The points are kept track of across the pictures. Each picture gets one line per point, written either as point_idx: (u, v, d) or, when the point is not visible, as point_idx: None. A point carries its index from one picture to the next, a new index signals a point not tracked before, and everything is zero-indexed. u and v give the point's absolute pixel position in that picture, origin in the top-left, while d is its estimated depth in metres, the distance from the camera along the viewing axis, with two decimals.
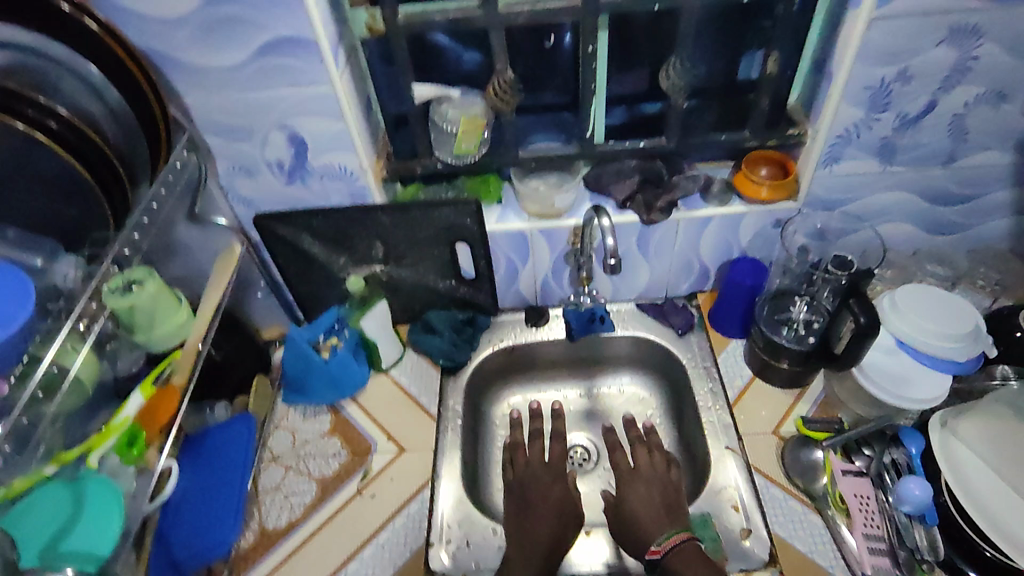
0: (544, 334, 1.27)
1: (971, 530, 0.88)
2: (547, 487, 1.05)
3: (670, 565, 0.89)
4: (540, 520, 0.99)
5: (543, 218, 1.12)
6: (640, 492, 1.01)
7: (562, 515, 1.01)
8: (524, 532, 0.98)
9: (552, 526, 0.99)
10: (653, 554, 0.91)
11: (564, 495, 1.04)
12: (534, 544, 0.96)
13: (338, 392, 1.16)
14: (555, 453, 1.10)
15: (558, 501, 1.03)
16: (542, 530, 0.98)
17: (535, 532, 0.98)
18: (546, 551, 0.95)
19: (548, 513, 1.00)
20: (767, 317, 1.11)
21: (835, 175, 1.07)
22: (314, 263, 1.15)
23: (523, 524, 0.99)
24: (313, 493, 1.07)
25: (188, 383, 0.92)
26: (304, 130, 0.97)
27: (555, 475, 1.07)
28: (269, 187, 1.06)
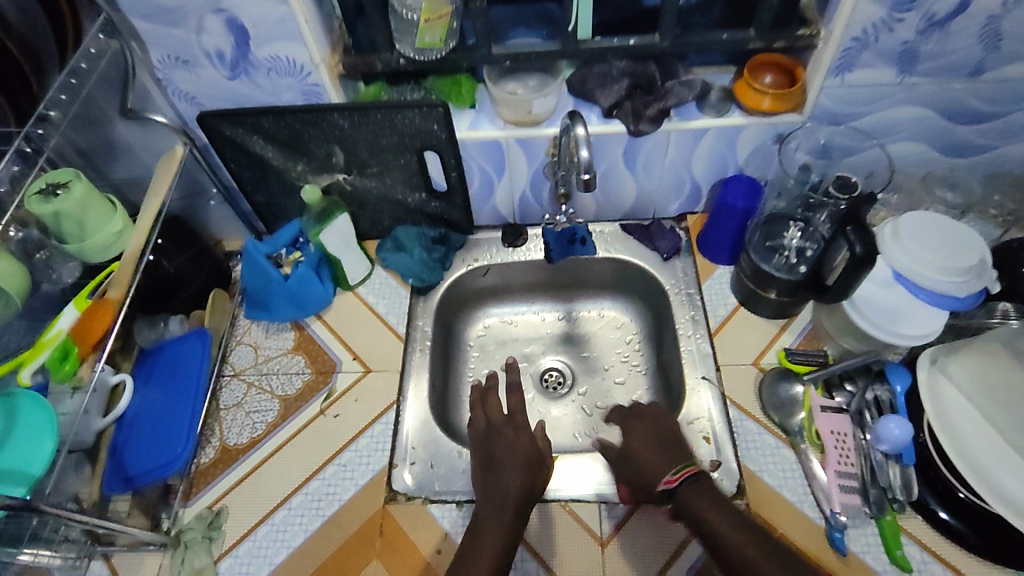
0: (521, 254, 1.20)
1: (947, 470, 0.86)
2: (513, 441, 0.93)
3: (686, 497, 0.80)
4: (511, 477, 0.88)
5: (519, 126, 1.02)
6: (637, 440, 0.91)
7: (530, 470, 0.90)
8: (491, 486, 0.88)
9: (521, 481, 0.87)
10: (667, 484, 0.82)
11: (531, 449, 0.92)
12: (504, 502, 0.85)
13: (302, 309, 1.11)
14: (514, 406, 0.98)
15: (526, 460, 0.91)
16: (514, 485, 0.87)
17: (506, 488, 0.87)
18: (517, 507, 0.85)
19: (515, 472, 0.88)
20: (759, 245, 1.02)
21: (846, 85, 0.95)
22: (270, 170, 1.06)
23: (491, 484, 0.88)
24: (275, 412, 1.03)
25: (126, 297, 0.83)
26: (243, 14, 0.84)
27: (517, 426, 0.95)
28: (211, 82, 0.94)
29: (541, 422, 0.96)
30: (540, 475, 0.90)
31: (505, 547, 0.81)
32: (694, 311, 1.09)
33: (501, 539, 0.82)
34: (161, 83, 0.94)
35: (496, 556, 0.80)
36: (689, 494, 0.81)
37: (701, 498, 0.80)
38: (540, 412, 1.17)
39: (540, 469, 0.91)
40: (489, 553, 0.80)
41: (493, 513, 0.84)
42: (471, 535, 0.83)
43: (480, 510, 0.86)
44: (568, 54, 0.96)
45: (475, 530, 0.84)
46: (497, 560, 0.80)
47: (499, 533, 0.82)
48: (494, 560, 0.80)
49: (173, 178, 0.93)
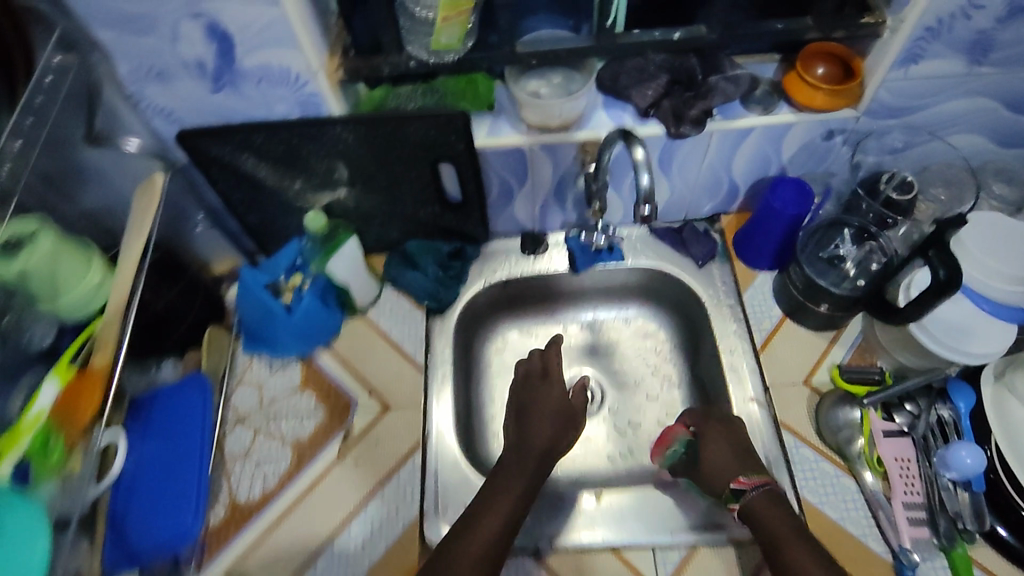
0: (543, 265, 1.10)
1: (1009, 484, 0.81)
2: (552, 392, 0.92)
3: (755, 504, 0.80)
4: (547, 424, 0.89)
5: (545, 131, 0.91)
6: (712, 448, 0.87)
7: (562, 422, 0.90)
8: (521, 436, 0.88)
9: (549, 430, 0.88)
10: (738, 484, 0.82)
11: (566, 402, 0.92)
12: (529, 450, 0.86)
13: (308, 342, 1.01)
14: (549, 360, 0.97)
15: (559, 410, 0.91)
16: (546, 433, 0.88)
17: (539, 437, 0.87)
18: (540, 453, 0.86)
19: (547, 418, 0.89)
20: (812, 259, 0.95)
21: (909, 78, 0.85)
22: (264, 190, 0.93)
23: (521, 430, 0.89)
24: (288, 461, 0.94)
25: (114, 363, 0.72)
26: (227, 19, 0.71)
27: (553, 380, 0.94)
28: (191, 96, 0.80)
29: (581, 386, 0.97)
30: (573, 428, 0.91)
31: (526, 492, 0.82)
32: (735, 324, 1.01)
33: (524, 482, 0.82)
34: (132, 100, 0.80)
35: (516, 501, 0.80)
36: (758, 506, 0.79)
37: (770, 506, 0.79)
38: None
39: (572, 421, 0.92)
40: (508, 496, 0.80)
41: (524, 459, 0.84)
42: (494, 476, 0.83)
43: (505, 459, 0.86)
44: (604, 51, 0.83)
45: (499, 472, 0.84)
46: (518, 503, 0.80)
47: (524, 478, 0.83)
48: (515, 504, 0.80)
49: (153, 216, 0.81)
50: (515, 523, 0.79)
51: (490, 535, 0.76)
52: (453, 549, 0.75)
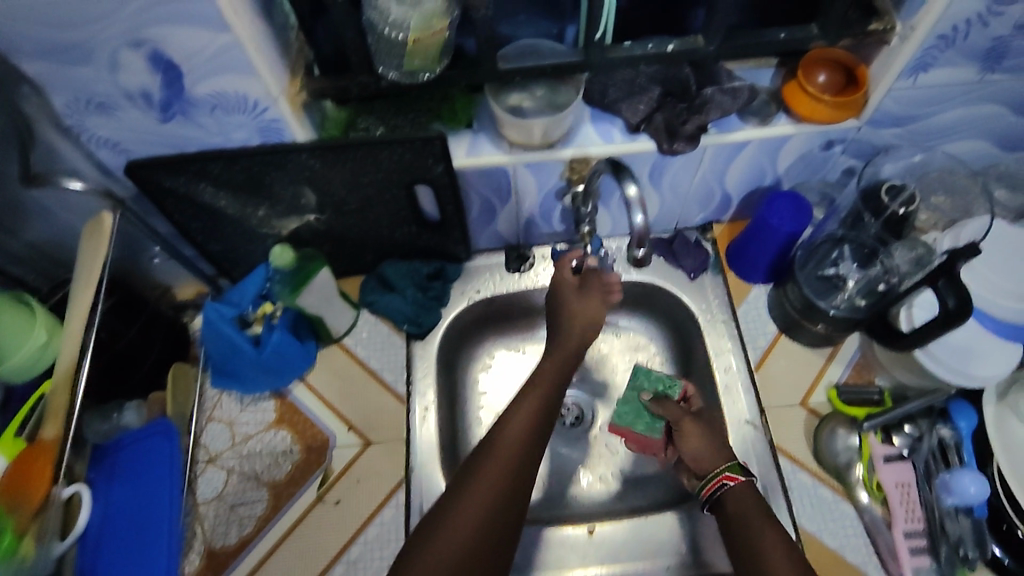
0: (527, 281, 1.05)
1: (1010, 506, 0.80)
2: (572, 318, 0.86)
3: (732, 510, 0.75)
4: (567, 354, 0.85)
5: (527, 149, 0.85)
6: (691, 436, 0.82)
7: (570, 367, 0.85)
8: (527, 395, 0.82)
9: (556, 369, 0.84)
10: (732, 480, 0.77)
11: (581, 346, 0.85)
12: (534, 411, 0.80)
13: (280, 378, 0.95)
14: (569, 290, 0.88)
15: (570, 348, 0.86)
16: (553, 379, 0.84)
17: (547, 376, 0.83)
18: (542, 397, 0.82)
19: (554, 361, 0.85)
20: (812, 278, 0.91)
21: (917, 87, 0.79)
22: (226, 219, 0.86)
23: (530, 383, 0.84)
24: (264, 504, 0.90)
25: (66, 433, 0.66)
26: (172, 45, 0.63)
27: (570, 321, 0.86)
28: (138, 127, 0.73)
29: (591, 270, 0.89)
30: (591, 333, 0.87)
31: (528, 441, 0.77)
32: (729, 341, 0.97)
33: (522, 430, 0.78)
34: (71, 133, 0.72)
35: (515, 452, 0.76)
36: (737, 495, 0.76)
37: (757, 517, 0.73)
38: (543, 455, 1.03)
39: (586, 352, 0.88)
40: (508, 448, 0.76)
41: (526, 405, 0.80)
42: (499, 421, 0.80)
43: (506, 422, 0.79)
44: (593, 66, 0.76)
45: (504, 416, 0.80)
46: (516, 455, 0.76)
47: (525, 430, 0.78)
48: (515, 457, 0.76)
49: (101, 266, 0.72)
50: (517, 476, 0.74)
51: (490, 490, 0.72)
52: (451, 506, 0.71)
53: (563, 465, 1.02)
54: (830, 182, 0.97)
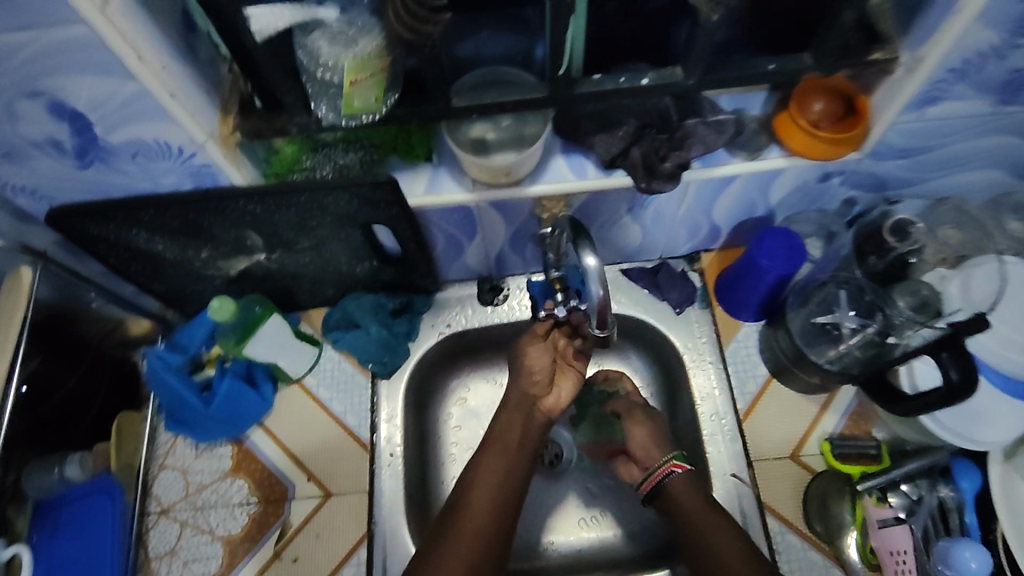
0: (502, 314, 0.98)
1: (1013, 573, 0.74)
2: (518, 374, 0.82)
3: (676, 494, 0.81)
4: (524, 400, 0.82)
5: (491, 185, 0.77)
6: (639, 426, 0.88)
7: (529, 418, 0.81)
8: (487, 456, 0.80)
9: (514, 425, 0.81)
10: (676, 467, 0.82)
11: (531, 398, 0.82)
12: (492, 477, 0.78)
13: (235, 426, 0.90)
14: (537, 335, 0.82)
15: (517, 408, 0.82)
16: (515, 434, 0.81)
17: (507, 431, 0.81)
18: (501, 455, 0.79)
19: (513, 420, 0.81)
20: (804, 325, 0.84)
21: (923, 121, 0.71)
22: (167, 261, 0.80)
23: (488, 440, 0.81)
24: (219, 560, 0.85)
25: None
26: (74, 95, 0.56)
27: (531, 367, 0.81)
28: (56, 174, 0.66)
29: (551, 320, 0.81)
30: (535, 385, 0.82)
31: (489, 513, 0.76)
32: (716, 385, 0.90)
33: (487, 495, 0.77)
34: None
35: (487, 521, 0.76)
36: (677, 484, 0.81)
37: (707, 513, 0.78)
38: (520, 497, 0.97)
39: (535, 415, 0.82)
40: (476, 520, 0.76)
41: (485, 472, 0.78)
42: (460, 488, 0.78)
43: (468, 491, 0.78)
44: (558, 102, 0.68)
45: (464, 483, 0.79)
46: (485, 526, 0.76)
47: (488, 497, 0.77)
48: (478, 535, 0.75)
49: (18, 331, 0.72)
50: (488, 542, 0.75)
51: None
52: None
53: (538, 511, 0.95)
54: (828, 212, 0.88)
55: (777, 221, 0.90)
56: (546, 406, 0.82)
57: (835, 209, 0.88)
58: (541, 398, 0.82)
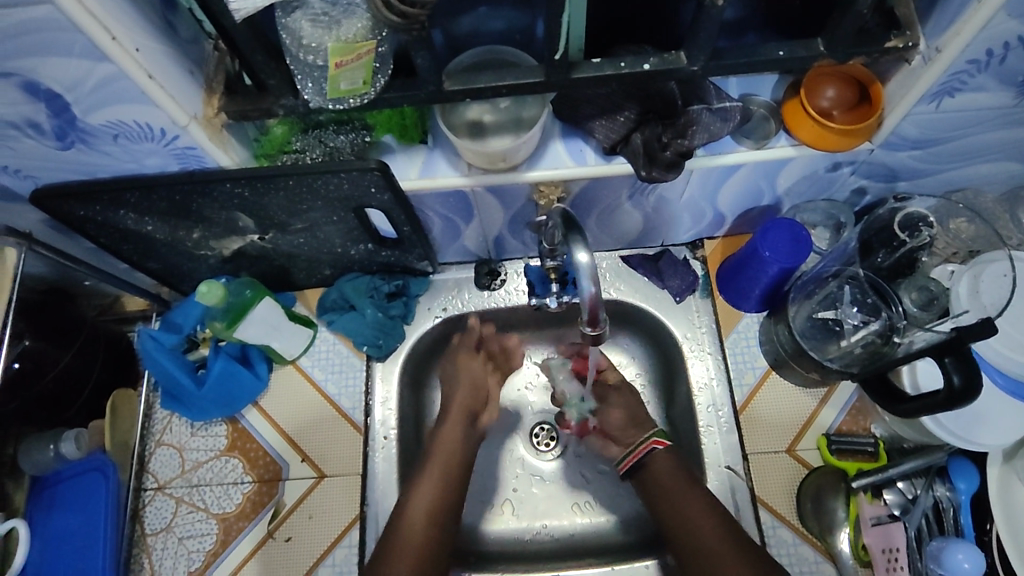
0: (499, 299, 0.97)
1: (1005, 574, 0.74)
2: (456, 386, 0.88)
3: (655, 470, 0.81)
4: (462, 406, 0.86)
5: (487, 171, 0.75)
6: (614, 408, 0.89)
7: (469, 422, 0.86)
8: (431, 453, 0.83)
9: (456, 442, 0.83)
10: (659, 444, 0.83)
11: (471, 404, 0.87)
12: (435, 474, 0.80)
13: (230, 407, 0.90)
14: (467, 350, 0.90)
15: (459, 415, 0.86)
16: (455, 446, 0.83)
17: (448, 448, 0.83)
18: (442, 474, 0.81)
19: (453, 427, 0.85)
20: (808, 320, 0.83)
21: (939, 112, 0.68)
22: (157, 241, 0.79)
23: (431, 441, 0.84)
24: (213, 538, 0.86)
25: None
26: (44, 77, 0.54)
27: (466, 377, 0.88)
28: (38, 155, 0.65)
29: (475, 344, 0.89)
30: (475, 401, 0.87)
31: (436, 512, 0.78)
32: (714, 375, 0.89)
33: (429, 511, 0.77)
34: None
35: (429, 530, 0.77)
36: (661, 462, 0.82)
37: (681, 485, 0.79)
38: (514, 478, 0.96)
39: (473, 425, 0.86)
40: (422, 517, 0.77)
41: (429, 473, 0.80)
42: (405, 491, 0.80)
43: (412, 490, 0.79)
44: (555, 87, 0.65)
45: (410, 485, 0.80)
46: (431, 524, 0.77)
47: (433, 496, 0.79)
48: (424, 533, 0.76)
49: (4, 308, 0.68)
50: (435, 541, 0.76)
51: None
52: None
53: (530, 495, 0.95)
54: (837, 202, 0.85)
55: (783, 209, 0.87)
56: (484, 422, 0.88)
57: (845, 198, 0.85)
58: (479, 413, 0.88)
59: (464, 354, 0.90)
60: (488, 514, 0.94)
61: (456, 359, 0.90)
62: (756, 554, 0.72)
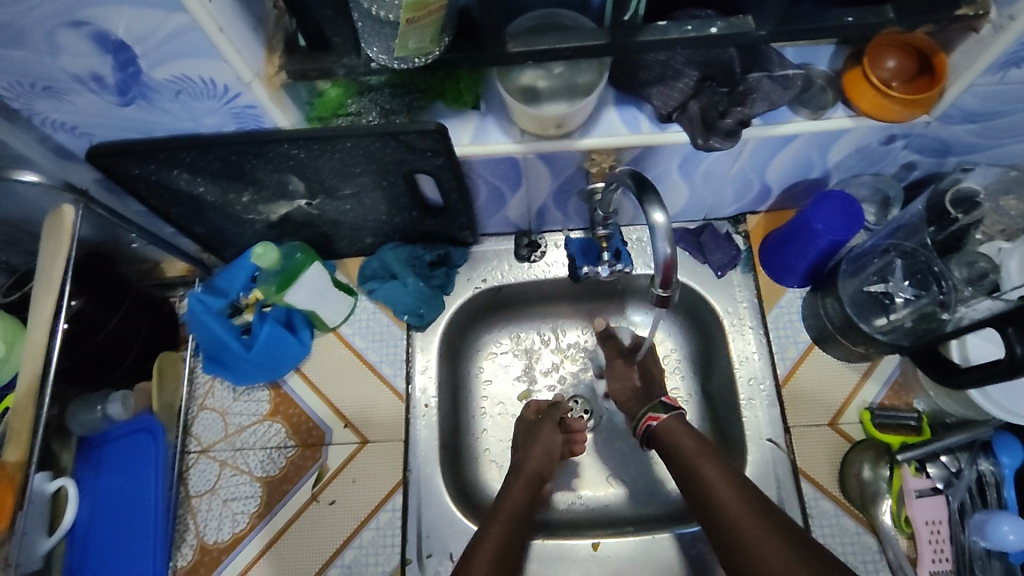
0: (539, 271, 0.97)
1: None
2: (529, 451, 0.87)
3: (665, 443, 0.83)
4: (530, 468, 0.85)
5: (541, 138, 0.74)
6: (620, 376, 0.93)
7: (533, 488, 0.84)
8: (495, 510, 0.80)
9: (522, 500, 0.81)
10: (653, 420, 0.85)
11: (539, 471, 0.85)
12: (497, 528, 0.77)
13: (273, 371, 0.90)
14: (545, 419, 0.90)
15: (527, 481, 0.84)
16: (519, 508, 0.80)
17: (512, 508, 0.80)
18: (507, 526, 0.78)
19: (518, 486, 0.83)
20: (857, 294, 0.85)
21: (1003, 84, 0.67)
22: (206, 203, 0.79)
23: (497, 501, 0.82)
24: (258, 500, 0.87)
25: (27, 459, 0.65)
26: (116, 28, 0.54)
27: (538, 443, 0.87)
28: (96, 111, 0.65)
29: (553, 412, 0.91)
30: (545, 469, 0.86)
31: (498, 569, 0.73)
32: (755, 349, 0.89)
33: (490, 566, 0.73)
34: (21, 116, 0.65)
35: None
36: (669, 431, 0.83)
37: (700, 453, 0.78)
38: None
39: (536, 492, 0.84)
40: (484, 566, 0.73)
41: (495, 529, 0.77)
42: (467, 549, 0.76)
43: (473, 546, 0.75)
44: (619, 52, 0.65)
45: (472, 543, 0.76)
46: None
47: (495, 552, 0.74)
48: None
49: (63, 268, 0.69)
50: None
51: None
52: None
53: (568, 467, 0.96)
54: (885, 176, 0.85)
55: (831, 183, 0.87)
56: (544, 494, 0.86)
57: (893, 173, 0.84)
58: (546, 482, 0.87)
59: (546, 426, 0.89)
60: None
61: (537, 428, 0.89)
62: (772, 511, 0.71)
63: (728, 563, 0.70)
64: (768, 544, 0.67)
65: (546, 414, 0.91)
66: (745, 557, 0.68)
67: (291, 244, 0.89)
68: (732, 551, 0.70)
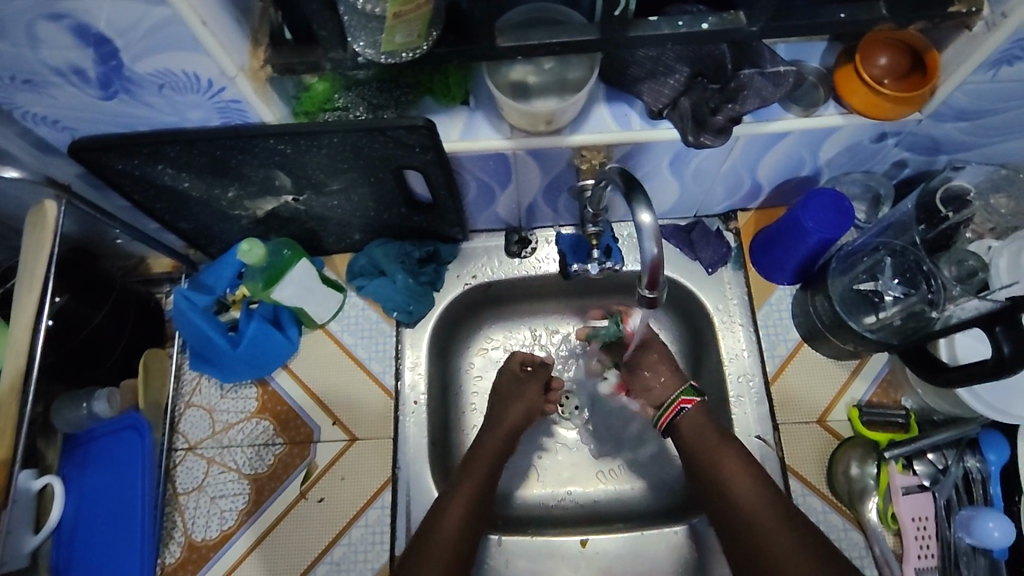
0: (530, 267, 0.96)
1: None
2: (505, 406, 0.88)
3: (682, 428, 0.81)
4: (510, 417, 0.87)
5: (530, 133, 0.73)
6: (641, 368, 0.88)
7: (511, 439, 0.86)
8: (472, 459, 0.83)
9: (496, 450, 0.84)
10: (686, 403, 0.82)
11: (521, 420, 0.87)
12: (471, 476, 0.81)
13: (261, 368, 0.89)
14: (535, 376, 0.91)
15: (506, 432, 0.86)
16: (492, 455, 0.84)
17: (486, 458, 0.83)
18: (481, 479, 0.81)
19: (496, 437, 0.85)
20: (847, 292, 0.84)
21: (995, 82, 0.67)
22: (192, 198, 0.78)
23: (473, 447, 0.85)
24: (246, 497, 0.87)
25: (15, 455, 0.64)
26: (96, 19, 0.53)
27: (520, 394, 0.89)
28: (77, 104, 0.63)
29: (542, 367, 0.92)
30: (524, 415, 0.88)
31: (468, 521, 0.77)
32: (745, 346, 0.89)
33: (461, 514, 0.77)
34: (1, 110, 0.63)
35: (458, 530, 0.76)
36: (691, 420, 0.80)
37: (713, 444, 0.78)
38: (540, 446, 0.97)
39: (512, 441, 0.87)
40: (455, 515, 0.76)
41: (470, 481, 0.80)
42: (440, 498, 0.79)
43: (447, 493, 0.79)
44: (610, 48, 0.64)
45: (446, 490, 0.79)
46: (461, 536, 0.76)
47: (467, 502, 0.78)
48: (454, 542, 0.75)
49: (46, 265, 0.67)
50: (465, 543, 0.76)
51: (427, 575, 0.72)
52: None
53: (558, 463, 0.95)
54: (876, 174, 0.84)
55: (822, 181, 0.86)
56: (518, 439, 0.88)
57: (883, 170, 0.84)
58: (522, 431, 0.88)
59: (535, 383, 0.90)
60: (516, 480, 0.95)
61: (522, 383, 0.90)
62: (785, 505, 0.73)
63: (735, 552, 0.73)
64: (783, 541, 0.69)
65: (537, 373, 0.91)
66: (757, 552, 0.70)
67: (281, 239, 0.88)
68: (742, 543, 0.72)
